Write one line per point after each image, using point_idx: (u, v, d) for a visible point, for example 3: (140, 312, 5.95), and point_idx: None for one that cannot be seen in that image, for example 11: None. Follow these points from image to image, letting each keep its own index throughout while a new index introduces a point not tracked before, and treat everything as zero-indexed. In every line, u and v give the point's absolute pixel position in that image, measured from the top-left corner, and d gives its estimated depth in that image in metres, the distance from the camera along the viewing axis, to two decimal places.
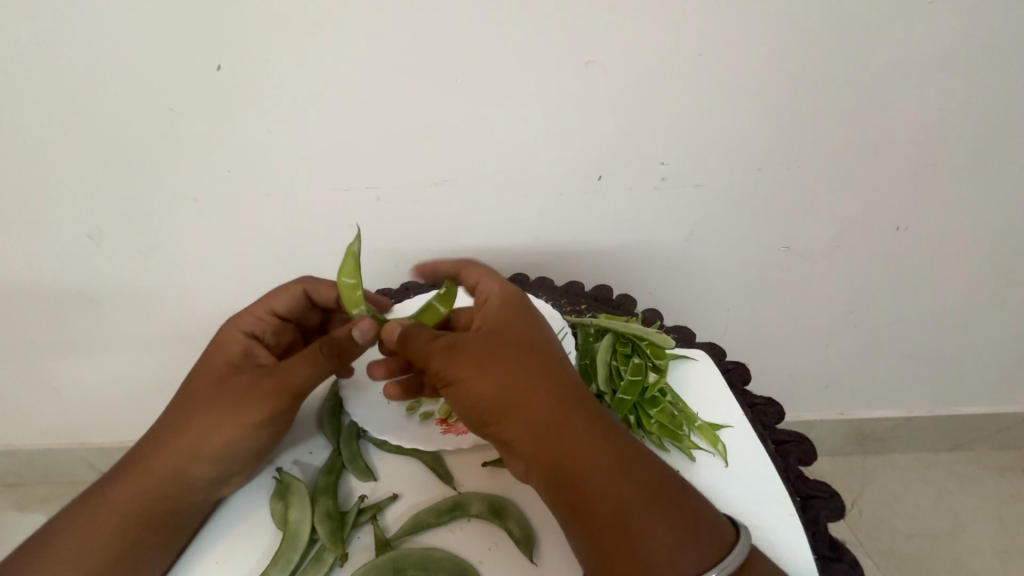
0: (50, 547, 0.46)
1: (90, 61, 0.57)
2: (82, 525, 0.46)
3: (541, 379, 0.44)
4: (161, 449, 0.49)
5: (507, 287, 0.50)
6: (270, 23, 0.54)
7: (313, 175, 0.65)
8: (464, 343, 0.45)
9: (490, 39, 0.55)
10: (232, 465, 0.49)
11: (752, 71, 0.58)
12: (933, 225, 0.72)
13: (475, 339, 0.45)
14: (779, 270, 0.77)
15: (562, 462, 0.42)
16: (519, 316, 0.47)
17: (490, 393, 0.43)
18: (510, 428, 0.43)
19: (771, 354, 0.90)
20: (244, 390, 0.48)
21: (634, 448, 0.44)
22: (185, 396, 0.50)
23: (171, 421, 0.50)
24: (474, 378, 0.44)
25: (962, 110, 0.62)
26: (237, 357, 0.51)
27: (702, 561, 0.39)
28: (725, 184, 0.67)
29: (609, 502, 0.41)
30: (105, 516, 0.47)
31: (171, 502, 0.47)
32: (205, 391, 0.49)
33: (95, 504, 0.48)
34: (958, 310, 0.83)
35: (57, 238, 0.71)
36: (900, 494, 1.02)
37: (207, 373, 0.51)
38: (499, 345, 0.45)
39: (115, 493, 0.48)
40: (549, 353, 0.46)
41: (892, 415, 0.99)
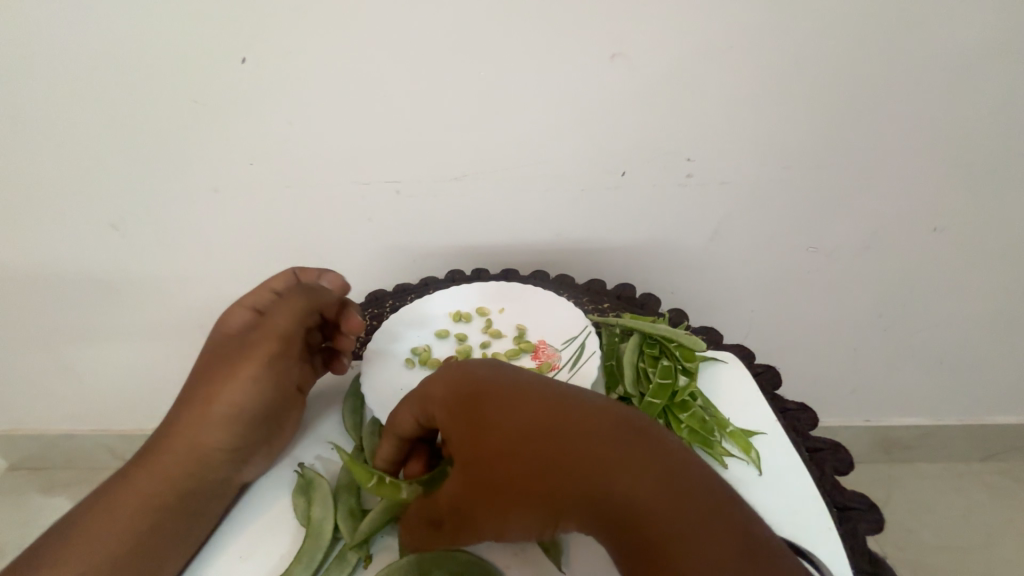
0: (72, 531, 0.46)
1: (119, 53, 0.57)
2: (105, 509, 0.47)
3: (519, 444, 0.37)
4: (185, 432, 0.49)
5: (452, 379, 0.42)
6: (296, 15, 0.54)
7: (334, 170, 0.65)
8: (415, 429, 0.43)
9: (518, 30, 0.54)
10: (244, 443, 0.49)
11: (785, 64, 0.56)
12: (974, 225, 0.69)
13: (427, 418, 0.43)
14: (808, 271, 0.74)
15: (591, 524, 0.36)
16: (470, 401, 0.40)
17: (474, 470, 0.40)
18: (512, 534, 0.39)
19: (796, 357, 0.87)
20: (245, 347, 0.51)
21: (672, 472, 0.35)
22: (200, 360, 0.54)
23: (184, 407, 0.50)
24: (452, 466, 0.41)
25: (1008, 104, 0.59)
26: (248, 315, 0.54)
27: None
28: (755, 181, 0.65)
29: (649, 553, 0.33)
30: (128, 501, 0.47)
31: (193, 484, 0.48)
32: (215, 346, 0.54)
33: (118, 490, 0.48)
34: (995, 314, 0.79)
35: (86, 229, 0.72)
36: (927, 504, 0.98)
37: (221, 331, 0.54)
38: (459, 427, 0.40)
39: (139, 479, 0.48)
40: (526, 406, 0.39)
41: (922, 423, 0.96)
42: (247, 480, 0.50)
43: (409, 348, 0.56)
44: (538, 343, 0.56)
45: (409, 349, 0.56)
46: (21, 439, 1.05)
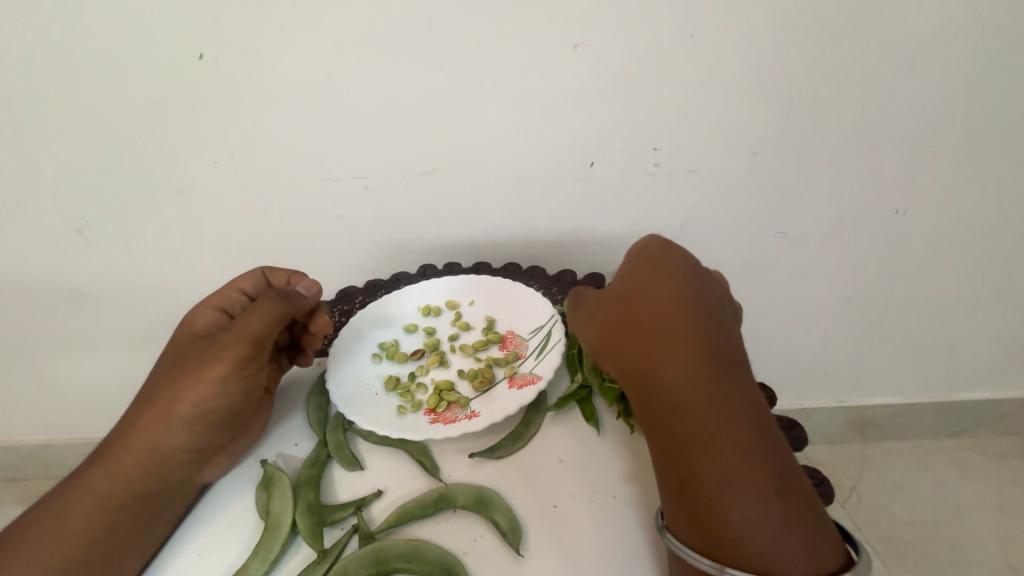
0: (24, 532, 0.45)
1: (72, 51, 0.56)
2: (58, 510, 0.46)
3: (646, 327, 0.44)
4: (138, 432, 0.48)
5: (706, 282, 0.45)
6: (255, 10, 0.53)
7: (302, 167, 0.64)
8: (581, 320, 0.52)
9: (480, 21, 0.54)
10: (203, 443, 0.48)
11: (745, 51, 0.57)
12: (933, 208, 0.71)
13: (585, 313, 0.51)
14: (775, 256, 0.76)
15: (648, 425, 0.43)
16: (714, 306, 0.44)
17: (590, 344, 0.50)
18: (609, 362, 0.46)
19: (767, 341, 0.89)
20: (209, 351, 0.49)
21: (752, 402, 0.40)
22: (165, 362, 0.52)
23: (140, 406, 0.49)
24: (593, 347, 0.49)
25: (960, 89, 0.61)
26: (216, 316, 0.54)
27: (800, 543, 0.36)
28: (720, 168, 0.66)
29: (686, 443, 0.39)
30: (82, 502, 0.46)
31: (152, 486, 0.47)
32: (182, 348, 0.52)
33: (72, 490, 0.47)
34: (958, 293, 0.82)
35: (47, 232, 0.70)
36: (898, 481, 1.01)
37: (189, 332, 0.53)
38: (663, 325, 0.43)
39: (92, 480, 0.47)
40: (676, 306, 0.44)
41: (892, 402, 0.99)
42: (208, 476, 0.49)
43: (377, 343, 0.56)
44: (505, 334, 0.56)
45: (377, 344, 0.56)
46: None
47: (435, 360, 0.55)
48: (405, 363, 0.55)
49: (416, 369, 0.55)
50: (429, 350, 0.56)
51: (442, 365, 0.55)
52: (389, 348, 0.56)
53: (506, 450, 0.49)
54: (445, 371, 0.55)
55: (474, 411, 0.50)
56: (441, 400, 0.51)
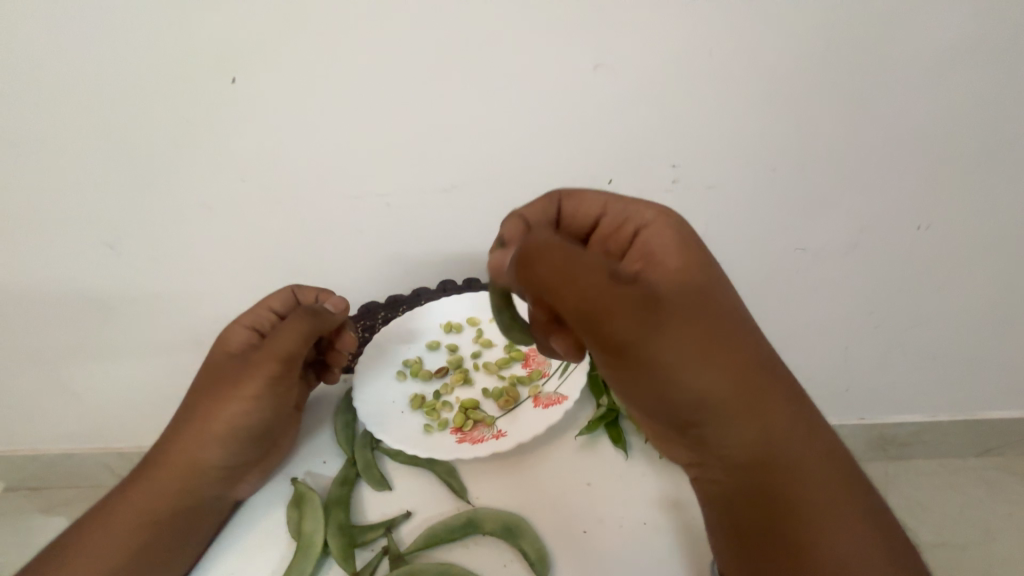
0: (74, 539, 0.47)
1: (110, 74, 0.58)
2: (103, 522, 0.47)
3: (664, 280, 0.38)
4: (179, 448, 0.49)
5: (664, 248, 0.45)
6: (285, 34, 0.56)
7: (325, 184, 0.66)
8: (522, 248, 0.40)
9: (501, 43, 0.56)
10: (236, 459, 0.49)
11: (763, 70, 0.58)
12: (954, 223, 0.70)
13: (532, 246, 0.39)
14: (794, 272, 0.75)
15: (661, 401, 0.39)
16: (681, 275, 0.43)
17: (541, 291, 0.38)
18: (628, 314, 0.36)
19: (787, 358, 0.87)
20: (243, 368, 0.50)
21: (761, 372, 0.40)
22: (200, 381, 0.53)
23: (176, 424, 0.50)
24: (608, 285, 0.35)
25: (982, 104, 0.60)
26: (249, 335, 0.54)
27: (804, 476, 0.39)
28: (738, 184, 0.66)
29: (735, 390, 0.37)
30: (125, 516, 0.47)
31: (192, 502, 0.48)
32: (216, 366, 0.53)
33: (115, 502, 0.48)
34: (981, 309, 0.80)
35: (79, 247, 0.73)
36: (924, 501, 0.98)
37: (222, 350, 0.54)
38: (695, 284, 0.40)
39: (133, 493, 0.48)
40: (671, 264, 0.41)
41: (916, 420, 0.96)
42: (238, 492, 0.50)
43: (401, 361, 0.57)
44: (527, 351, 0.57)
45: (400, 361, 0.57)
46: (17, 460, 1.04)
47: (459, 379, 0.55)
48: (429, 381, 0.56)
49: (440, 387, 0.55)
50: (452, 368, 0.56)
51: (466, 383, 0.55)
52: (412, 369, 0.56)
53: (532, 469, 0.49)
54: (469, 389, 0.55)
55: (501, 431, 0.50)
56: (467, 419, 0.52)
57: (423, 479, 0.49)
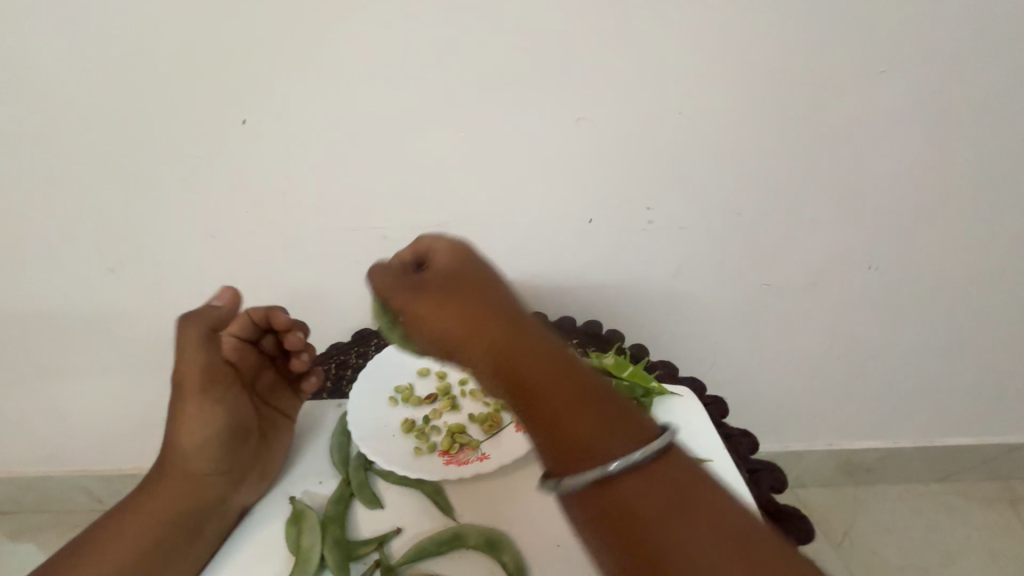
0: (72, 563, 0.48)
1: (126, 114, 0.63)
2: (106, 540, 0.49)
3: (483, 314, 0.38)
4: (178, 461, 0.53)
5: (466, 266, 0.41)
6: (295, 82, 0.61)
7: (324, 217, 0.70)
8: (437, 284, 0.39)
9: (492, 96, 0.62)
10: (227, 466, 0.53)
11: (731, 124, 0.64)
12: (903, 263, 0.77)
13: (447, 282, 0.39)
14: (762, 305, 0.81)
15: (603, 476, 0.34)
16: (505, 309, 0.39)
17: (448, 329, 0.38)
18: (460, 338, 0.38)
19: (759, 385, 0.92)
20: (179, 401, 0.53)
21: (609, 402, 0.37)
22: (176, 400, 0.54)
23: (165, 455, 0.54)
24: (475, 328, 0.38)
25: (923, 160, 0.67)
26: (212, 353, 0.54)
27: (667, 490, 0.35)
28: (707, 224, 0.72)
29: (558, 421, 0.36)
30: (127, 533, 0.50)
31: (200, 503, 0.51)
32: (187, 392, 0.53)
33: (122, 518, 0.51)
34: (934, 342, 0.86)
35: (81, 271, 0.75)
36: (891, 525, 1.02)
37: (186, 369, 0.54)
38: (510, 319, 0.38)
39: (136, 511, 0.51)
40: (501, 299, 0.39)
41: (882, 446, 1.01)
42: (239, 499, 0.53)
43: (392, 387, 0.60)
44: None
45: (392, 387, 0.60)
46: None
47: (447, 405, 0.58)
48: (420, 407, 0.58)
49: (429, 412, 0.58)
50: (440, 395, 0.60)
51: (453, 409, 0.58)
52: (404, 395, 0.59)
53: (516, 488, 0.52)
54: (456, 415, 0.58)
55: (485, 454, 0.53)
56: (454, 443, 0.54)
57: (414, 497, 0.52)
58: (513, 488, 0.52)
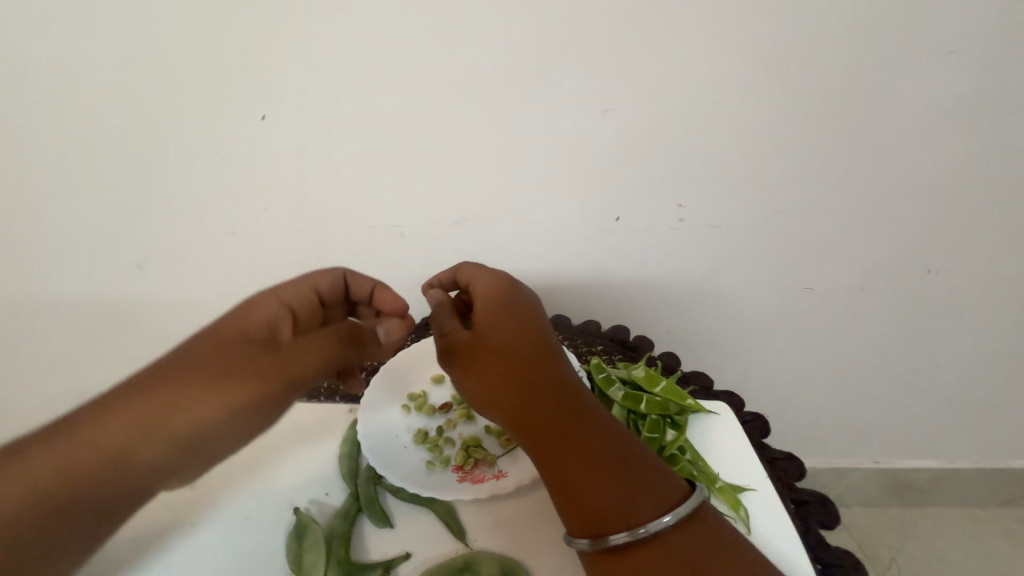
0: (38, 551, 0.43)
1: (149, 110, 0.63)
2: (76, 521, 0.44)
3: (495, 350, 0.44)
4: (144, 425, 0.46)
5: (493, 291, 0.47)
6: (315, 78, 0.60)
7: (343, 215, 0.69)
8: (461, 342, 0.46)
9: (515, 88, 0.59)
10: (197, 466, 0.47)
11: (772, 114, 0.59)
12: (964, 268, 0.70)
13: (471, 339, 0.46)
14: (802, 312, 0.75)
15: (592, 509, 0.39)
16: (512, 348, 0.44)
17: (469, 366, 0.45)
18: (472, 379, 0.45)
19: (797, 397, 0.86)
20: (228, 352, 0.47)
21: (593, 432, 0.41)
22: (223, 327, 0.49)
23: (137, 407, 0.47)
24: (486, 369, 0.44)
25: (988, 154, 0.61)
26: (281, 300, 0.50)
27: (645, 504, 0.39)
28: (744, 225, 0.67)
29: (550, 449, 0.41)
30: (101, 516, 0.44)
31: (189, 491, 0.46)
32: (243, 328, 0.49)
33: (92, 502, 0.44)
34: (997, 355, 0.79)
35: (107, 267, 0.76)
36: (942, 552, 0.94)
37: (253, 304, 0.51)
38: (513, 358, 0.44)
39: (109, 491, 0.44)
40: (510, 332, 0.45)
41: (932, 466, 0.93)
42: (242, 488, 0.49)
43: (406, 395, 0.58)
44: None
45: (407, 395, 0.58)
46: None
47: (462, 415, 0.56)
48: (433, 416, 0.57)
49: (444, 423, 0.56)
50: (456, 404, 0.58)
51: (469, 420, 0.56)
52: (420, 403, 0.57)
53: (531, 511, 0.49)
54: (471, 426, 0.56)
55: (501, 471, 0.50)
56: (469, 457, 0.52)
57: (424, 517, 0.49)
58: (530, 510, 0.49)
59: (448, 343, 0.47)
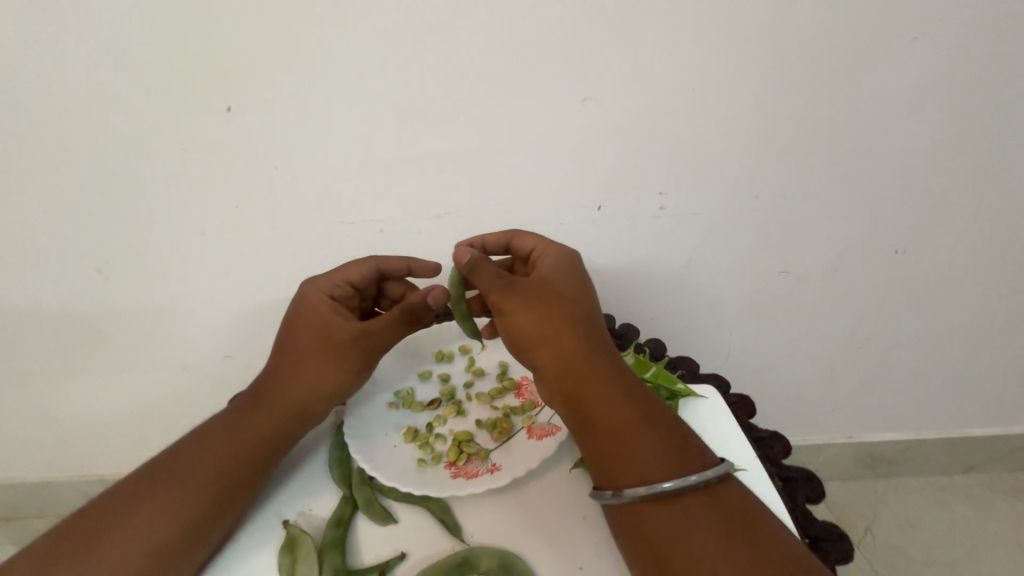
0: (66, 553, 0.44)
1: (104, 103, 0.59)
2: (100, 525, 0.45)
3: (561, 305, 0.47)
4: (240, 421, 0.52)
5: (565, 257, 0.51)
6: (281, 66, 0.57)
7: (319, 210, 0.66)
8: (527, 287, 0.47)
9: (492, 75, 0.58)
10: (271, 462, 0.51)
11: (746, 100, 0.60)
12: (930, 248, 0.73)
13: (536, 288, 0.47)
14: (780, 295, 0.77)
15: (624, 460, 0.42)
16: (572, 307, 0.47)
17: (529, 316, 0.46)
18: (528, 327, 0.46)
19: (776, 378, 0.89)
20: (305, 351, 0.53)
21: (637, 392, 0.46)
22: (294, 317, 0.54)
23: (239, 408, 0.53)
24: (553, 320, 0.46)
25: (950, 137, 0.64)
26: (349, 290, 0.55)
27: (683, 463, 0.42)
28: (723, 212, 0.68)
29: (595, 401, 0.44)
30: (141, 515, 0.45)
31: (232, 479, 0.48)
32: (325, 334, 0.52)
33: (139, 489, 0.47)
34: (960, 330, 0.83)
35: (68, 272, 0.72)
36: (912, 519, 0.99)
37: (317, 292, 0.54)
38: (575, 315, 0.47)
39: (151, 487, 0.47)
40: (576, 293, 0.48)
41: (902, 437, 0.98)
42: (257, 483, 0.49)
43: (392, 392, 0.58)
44: (519, 380, 0.59)
45: (392, 393, 0.58)
46: None
47: (451, 410, 0.56)
48: (421, 413, 0.56)
49: (433, 419, 0.55)
50: (444, 399, 0.58)
51: (458, 415, 0.56)
52: (406, 399, 0.57)
53: (525, 504, 0.49)
54: (462, 421, 0.56)
55: (495, 465, 0.50)
56: (461, 453, 0.51)
57: (419, 516, 0.48)
58: (523, 503, 0.49)
59: (512, 285, 0.47)
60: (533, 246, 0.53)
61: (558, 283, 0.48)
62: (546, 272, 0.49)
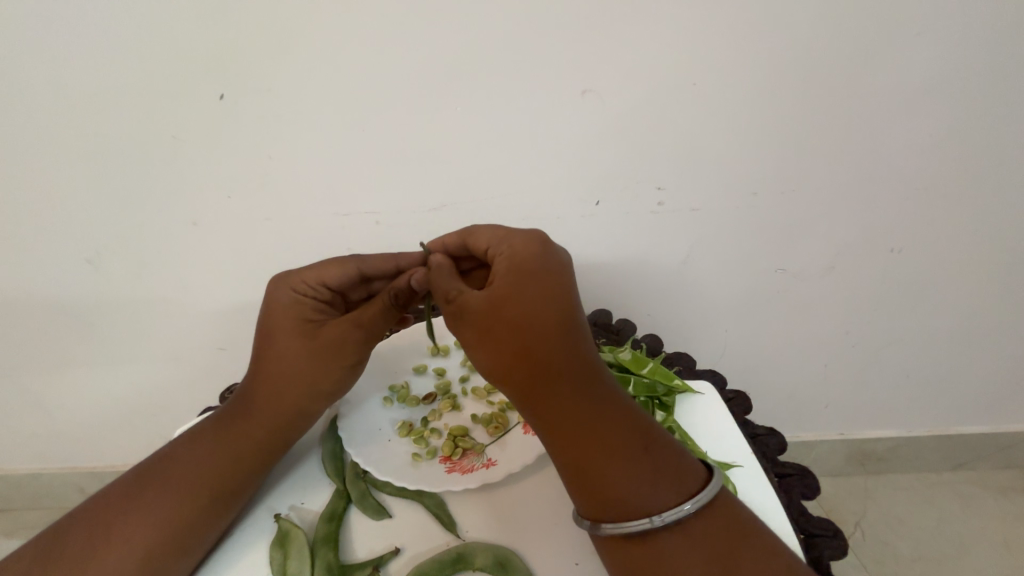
0: (59, 554, 0.43)
1: (93, 88, 0.57)
2: (95, 525, 0.45)
3: (517, 329, 0.41)
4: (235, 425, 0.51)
5: (518, 260, 0.43)
6: (276, 53, 0.56)
7: (314, 201, 0.66)
8: (475, 316, 0.42)
9: (491, 65, 0.57)
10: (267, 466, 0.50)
11: (747, 96, 0.59)
12: (927, 247, 0.73)
13: (485, 310, 0.42)
14: (776, 292, 0.77)
15: (601, 495, 0.40)
16: (531, 327, 0.41)
17: (482, 347, 0.42)
18: (484, 359, 0.43)
19: (770, 375, 0.89)
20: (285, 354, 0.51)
21: (615, 418, 0.42)
22: (266, 323, 0.52)
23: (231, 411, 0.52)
24: (507, 349, 0.41)
25: (949, 135, 0.64)
26: (327, 290, 0.52)
27: (668, 492, 0.40)
28: (721, 209, 0.68)
29: (565, 434, 0.42)
30: (135, 518, 0.45)
31: (225, 485, 0.47)
32: (310, 333, 0.51)
33: (133, 492, 0.47)
34: (953, 329, 0.83)
35: (56, 262, 0.70)
36: (902, 515, 1.01)
37: (291, 292, 0.51)
38: (534, 338, 0.41)
39: (145, 490, 0.47)
40: (534, 309, 0.41)
41: (893, 435, 0.99)
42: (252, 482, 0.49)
43: (387, 387, 0.58)
44: None
45: (388, 387, 0.58)
46: None
47: (447, 405, 0.56)
48: (417, 407, 0.57)
49: (428, 414, 0.56)
50: (440, 394, 0.58)
51: (454, 410, 0.56)
52: (401, 394, 0.57)
53: (521, 498, 0.48)
54: (457, 416, 0.56)
55: (491, 459, 0.50)
56: (456, 448, 0.52)
57: (413, 511, 0.48)
58: (518, 498, 0.48)
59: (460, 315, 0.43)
60: (488, 247, 0.46)
61: (511, 300, 0.41)
62: (498, 285, 0.43)
